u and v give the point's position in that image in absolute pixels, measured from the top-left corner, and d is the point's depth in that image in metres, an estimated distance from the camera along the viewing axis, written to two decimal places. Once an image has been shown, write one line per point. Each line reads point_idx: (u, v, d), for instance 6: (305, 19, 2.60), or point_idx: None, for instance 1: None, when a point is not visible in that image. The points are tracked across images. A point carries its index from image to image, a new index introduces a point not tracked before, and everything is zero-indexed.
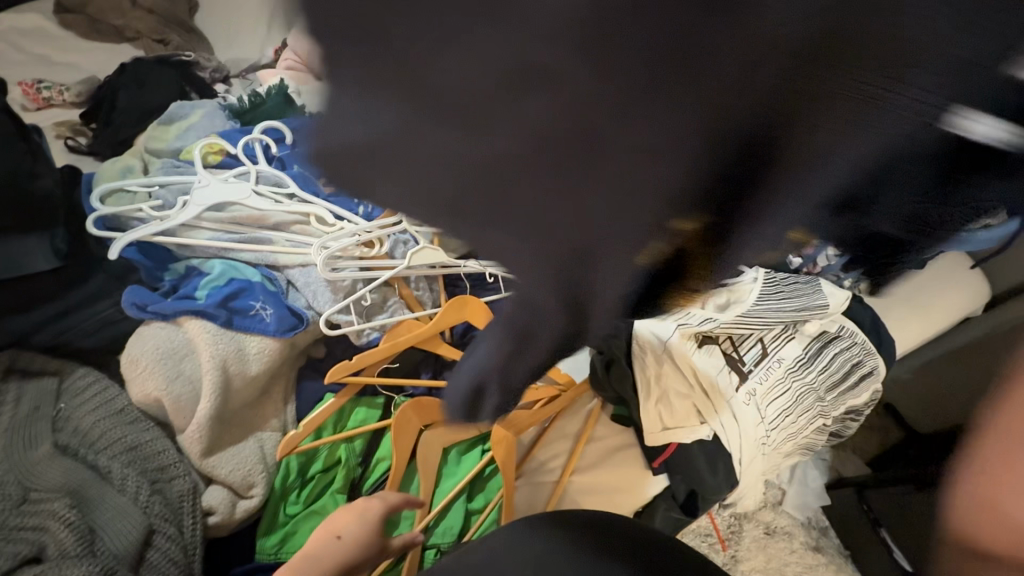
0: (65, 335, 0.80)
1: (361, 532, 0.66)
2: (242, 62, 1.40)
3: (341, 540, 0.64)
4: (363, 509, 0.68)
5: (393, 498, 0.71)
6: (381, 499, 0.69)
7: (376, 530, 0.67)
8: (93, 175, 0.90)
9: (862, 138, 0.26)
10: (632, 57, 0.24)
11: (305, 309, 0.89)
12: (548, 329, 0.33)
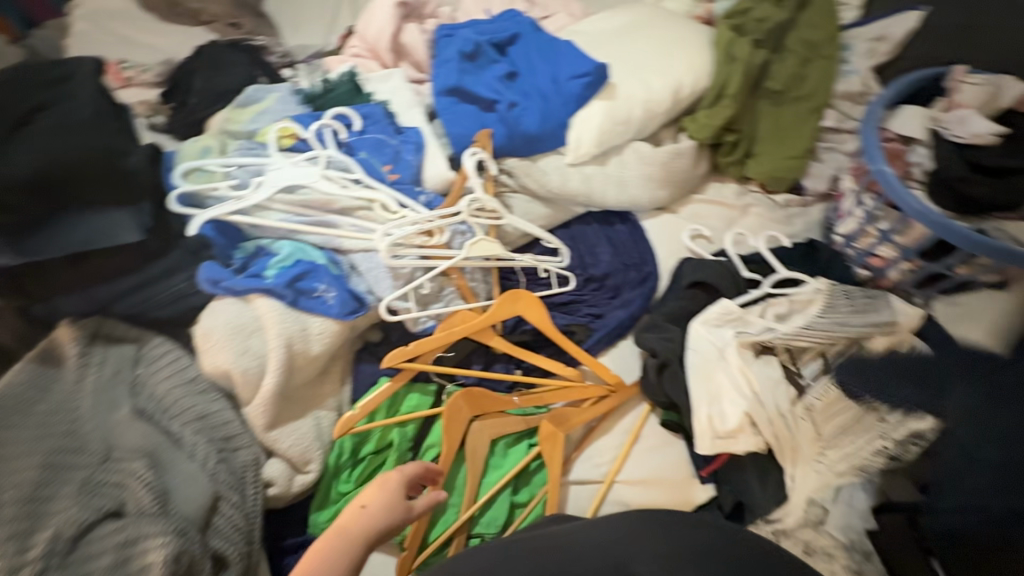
0: (145, 305, 0.83)
1: (387, 502, 0.67)
2: (308, 48, 1.43)
3: (368, 510, 0.66)
4: (384, 479, 0.69)
5: (410, 468, 0.74)
6: (397, 471, 0.71)
7: (402, 499, 0.69)
8: (174, 153, 0.93)
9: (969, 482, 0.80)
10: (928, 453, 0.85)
11: (366, 294, 0.91)
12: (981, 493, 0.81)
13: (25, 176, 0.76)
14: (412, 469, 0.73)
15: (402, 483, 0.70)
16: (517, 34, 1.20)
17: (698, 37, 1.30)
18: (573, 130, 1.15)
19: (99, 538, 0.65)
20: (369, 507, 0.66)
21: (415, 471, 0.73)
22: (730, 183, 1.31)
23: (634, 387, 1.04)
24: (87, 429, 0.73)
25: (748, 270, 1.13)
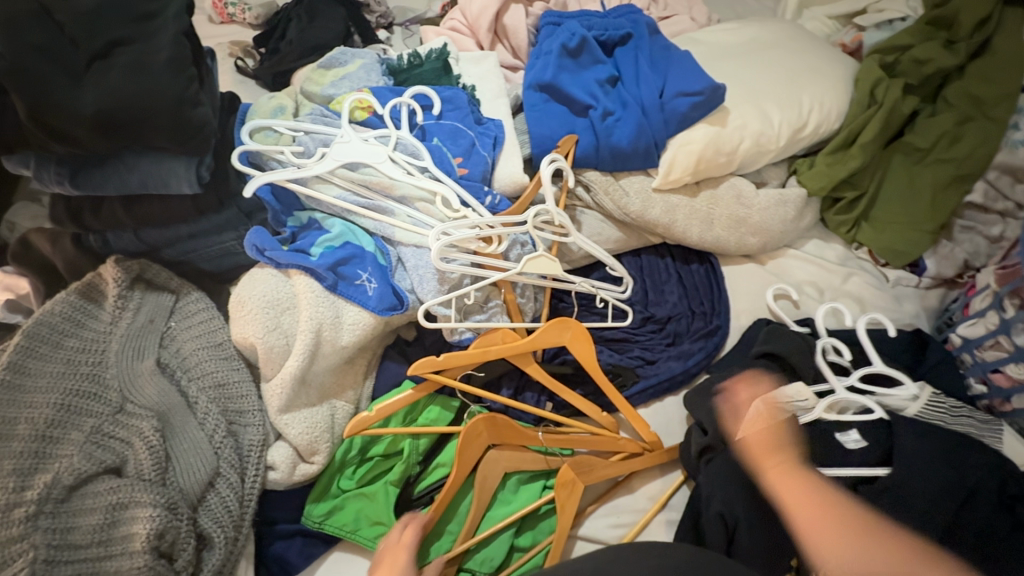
0: (190, 255, 0.85)
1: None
2: (407, 13, 1.38)
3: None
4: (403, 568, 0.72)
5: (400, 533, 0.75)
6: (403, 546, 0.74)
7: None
8: (248, 107, 0.90)
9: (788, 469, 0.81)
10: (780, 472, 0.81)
11: (407, 293, 0.86)
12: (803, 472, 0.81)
13: (89, 111, 0.66)
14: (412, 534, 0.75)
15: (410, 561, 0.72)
16: (629, 35, 1.08)
17: (836, 70, 1.13)
18: (668, 152, 1.02)
19: (93, 494, 0.65)
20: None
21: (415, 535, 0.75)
22: (834, 244, 1.14)
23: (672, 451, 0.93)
24: (108, 375, 0.72)
25: (835, 351, 0.97)
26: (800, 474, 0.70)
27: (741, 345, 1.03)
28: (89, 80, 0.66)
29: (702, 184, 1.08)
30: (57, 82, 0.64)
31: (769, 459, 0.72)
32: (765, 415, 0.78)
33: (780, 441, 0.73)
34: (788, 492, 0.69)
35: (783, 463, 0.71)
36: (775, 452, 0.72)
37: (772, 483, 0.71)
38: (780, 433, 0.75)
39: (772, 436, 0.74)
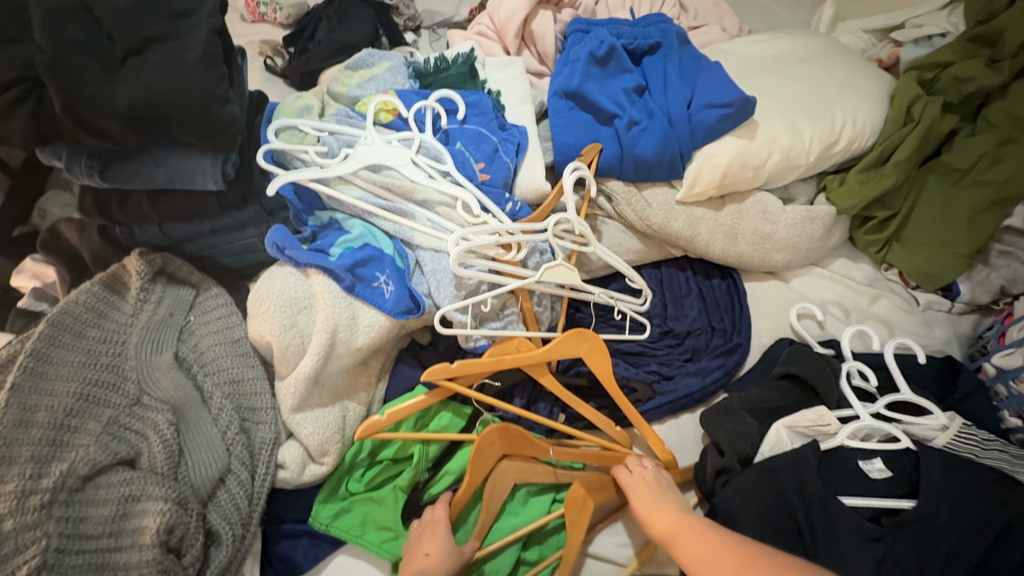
0: (212, 251, 0.86)
1: (448, 554, 0.75)
2: (436, 16, 1.38)
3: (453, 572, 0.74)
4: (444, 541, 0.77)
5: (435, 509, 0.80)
6: (437, 516, 0.79)
7: (454, 545, 0.77)
8: (274, 105, 0.90)
9: (805, 497, 0.78)
10: (798, 500, 0.78)
11: (424, 297, 0.85)
12: (823, 500, 0.77)
13: (120, 106, 0.67)
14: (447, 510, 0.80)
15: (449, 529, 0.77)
16: (659, 44, 1.07)
17: (871, 86, 1.10)
18: (693, 164, 1.00)
19: (106, 485, 0.65)
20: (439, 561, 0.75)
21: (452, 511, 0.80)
22: (863, 264, 1.11)
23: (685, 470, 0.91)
24: (126, 367, 0.73)
25: (860, 375, 0.94)
26: (677, 530, 0.71)
27: (762, 364, 1.00)
28: (122, 76, 0.67)
29: (727, 197, 1.06)
30: (91, 76, 0.65)
31: (655, 527, 0.74)
32: (637, 482, 0.81)
33: (656, 509, 0.76)
34: (677, 554, 0.70)
35: (657, 509, 0.76)
36: (659, 522, 0.74)
37: (645, 513, 0.76)
38: (659, 497, 0.78)
39: (647, 506, 0.77)
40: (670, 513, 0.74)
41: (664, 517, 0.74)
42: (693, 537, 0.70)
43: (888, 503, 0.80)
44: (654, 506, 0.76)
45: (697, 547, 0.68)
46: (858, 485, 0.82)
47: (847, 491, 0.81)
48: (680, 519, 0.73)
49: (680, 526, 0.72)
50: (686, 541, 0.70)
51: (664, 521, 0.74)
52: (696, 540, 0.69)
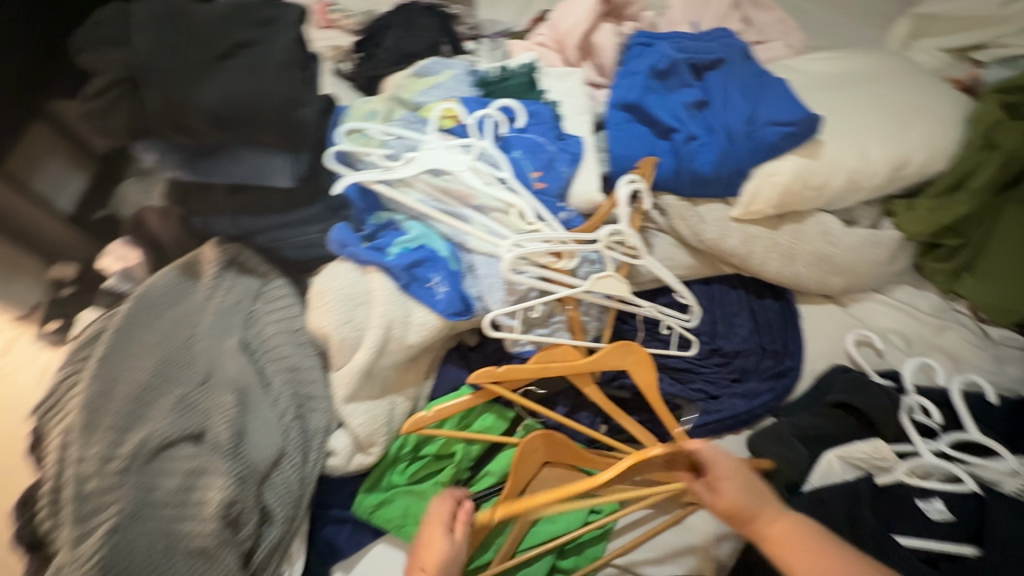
0: (279, 243, 0.88)
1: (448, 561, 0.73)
2: (497, 25, 1.42)
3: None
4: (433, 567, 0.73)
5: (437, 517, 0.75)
6: (434, 518, 0.75)
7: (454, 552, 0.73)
8: (343, 109, 0.95)
9: (858, 534, 0.75)
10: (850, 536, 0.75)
11: (475, 300, 0.87)
12: (878, 540, 0.74)
13: (210, 105, 0.71)
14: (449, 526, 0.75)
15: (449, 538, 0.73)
16: (723, 59, 1.05)
17: (947, 108, 1.05)
18: (752, 181, 0.98)
19: (175, 458, 0.70)
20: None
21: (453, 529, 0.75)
22: (929, 293, 1.06)
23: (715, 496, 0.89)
24: (197, 348, 0.78)
25: (922, 410, 0.90)
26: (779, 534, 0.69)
27: (814, 391, 0.97)
28: (210, 76, 0.72)
29: (786, 217, 1.02)
30: (187, 77, 0.70)
31: (739, 508, 0.74)
32: (727, 468, 0.77)
33: (750, 504, 0.73)
34: (769, 542, 0.70)
35: (752, 494, 0.74)
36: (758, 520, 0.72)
37: (732, 494, 0.75)
38: (746, 482, 0.75)
39: (737, 498, 0.74)
40: (767, 501, 0.73)
41: (756, 502, 0.73)
42: (788, 531, 0.69)
43: (950, 547, 0.76)
44: (748, 491, 0.74)
45: (790, 537, 0.68)
46: (918, 527, 0.78)
47: (903, 531, 0.78)
48: (775, 510, 0.72)
49: (777, 515, 0.71)
50: (784, 530, 0.69)
51: (757, 507, 0.73)
52: (792, 535, 0.69)
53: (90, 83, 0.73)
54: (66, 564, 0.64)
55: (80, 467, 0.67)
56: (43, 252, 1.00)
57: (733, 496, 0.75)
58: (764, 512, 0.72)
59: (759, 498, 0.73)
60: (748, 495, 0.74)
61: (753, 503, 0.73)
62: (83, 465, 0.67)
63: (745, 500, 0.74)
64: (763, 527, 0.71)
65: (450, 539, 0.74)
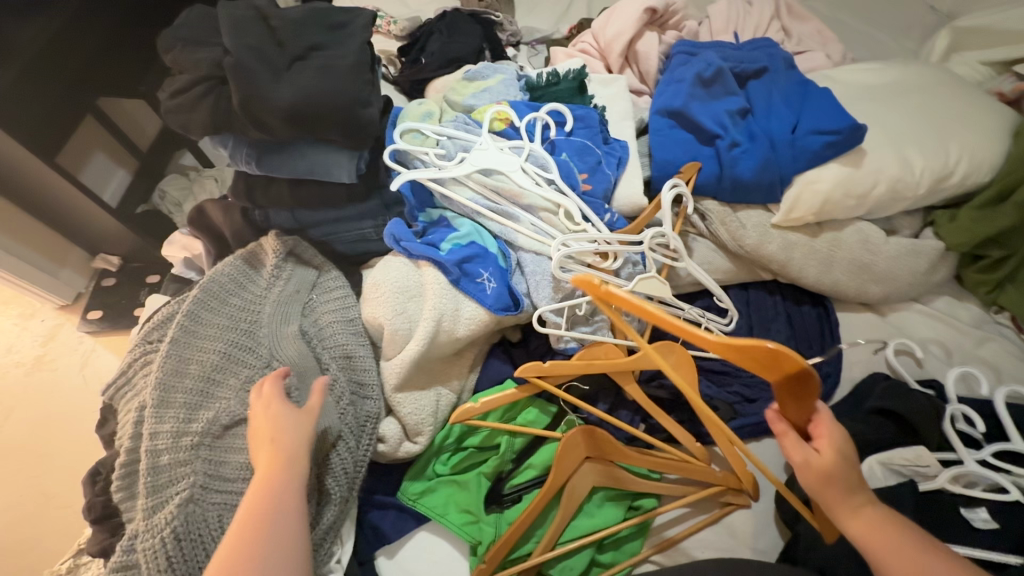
0: (331, 237, 0.94)
1: (294, 421, 0.70)
2: (536, 33, 1.45)
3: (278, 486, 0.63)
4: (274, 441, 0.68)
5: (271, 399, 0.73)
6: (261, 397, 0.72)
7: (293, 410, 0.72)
8: (399, 110, 0.99)
9: None
10: None
11: (523, 296, 0.90)
12: None
13: (284, 104, 0.75)
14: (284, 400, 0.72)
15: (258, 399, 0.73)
16: (766, 68, 1.08)
17: (991, 121, 1.05)
18: (793, 188, 1.00)
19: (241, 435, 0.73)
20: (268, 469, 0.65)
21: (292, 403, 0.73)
22: (969, 304, 1.07)
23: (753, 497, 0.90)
24: (262, 333, 0.82)
25: (965, 419, 0.89)
26: (879, 528, 0.60)
27: (853, 397, 0.96)
28: (286, 77, 0.76)
29: (825, 225, 1.04)
30: (265, 77, 0.75)
31: (829, 481, 0.61)
32: (834, 435, 0.61)
33: (852, 481, 0.60)
34: (850, 526, 0.61)
35: (852, 471, 0.60)
36: (852, 499, 0.61)
37: (833, 466, 0.60)
38: (845, 453, 0.61)
39: (839, 470, 0.60)
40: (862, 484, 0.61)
41: (853, 483, 0.60)
42: (881, 526, 0.60)
43: (999, 557, 0.75)
44: (847, 470, 0.61)
45: (883, 535, 0.59)
46: (963, 535, 0.78)
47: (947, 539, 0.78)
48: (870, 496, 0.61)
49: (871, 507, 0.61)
50: (874, 522, 0.60)
51: (849, 484, 0.61)
52: (883, 532, 0.60)
53: (175, 81, 0.78)
54: (140, 532, 0.68)
55: (154, 441, 0.71)
56: (60, 229, 1.53)
57: (833, 469, 0.60)
58: (858, 500, 0.61)
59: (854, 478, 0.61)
60: (846, 471, 0.60)
61: (851, 483, 0.61)
62: (157, 439, 0.71)
63: (844, 481, 0.60)
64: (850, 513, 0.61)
65: (286, 408, 0.71)
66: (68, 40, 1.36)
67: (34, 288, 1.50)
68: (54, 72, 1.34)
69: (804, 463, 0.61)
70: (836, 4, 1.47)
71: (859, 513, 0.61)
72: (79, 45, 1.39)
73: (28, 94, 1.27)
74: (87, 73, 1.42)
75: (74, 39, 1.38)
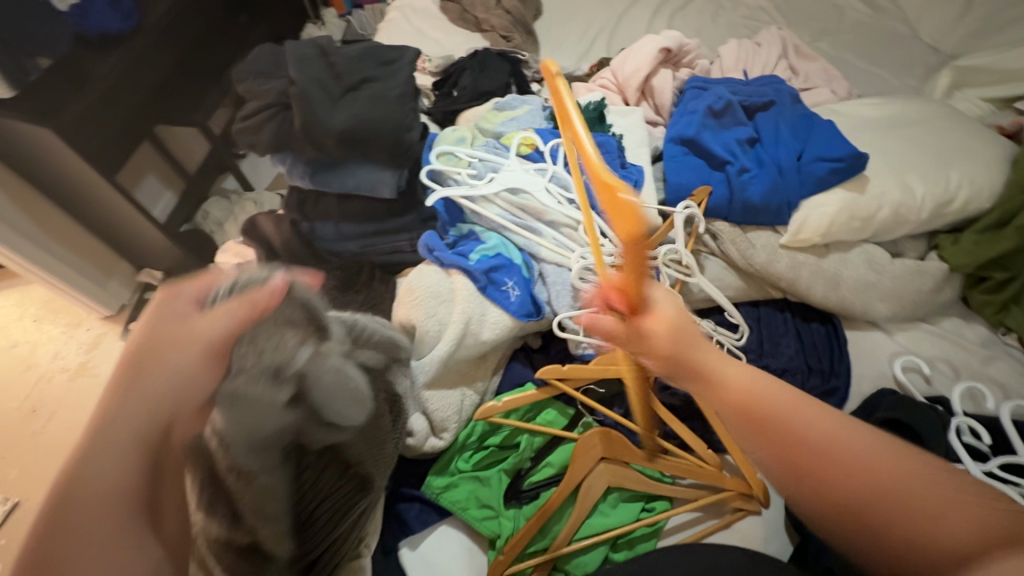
0: (369, 249, 1.03)
1: (181, 361, 0.59)
2: (559, 70, 1.56)
3: (126, 514, 0.51)
4: (115, 416, 0.54)
5: (165, 339, 0.60)
6: (165, 312, 0.62)
7: (187, 334, 0.60)
8: (435, 136, 1.10)
9: None
10: None
11: (544, 304, 0.97)
12: None
13: (338, 127, 0.86)
14: (209, 347, 0.60)
15: (170, 309, 0.62)
16: (773, 102, 1.17)
17: (989, 151, 1.11)
18: (801, 212, 1.06)
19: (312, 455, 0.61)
20: (116, 463, 0.52)
21: (219, 355, 0.60)
22: (977, 325, 1.10)
23: (762, 505, 0.92)
24: (269, 281, 0.67)
25: (971, 433, 0.92)
26: (761, 400, 0.54)
27: (862, 410, 1.00)
28: (341, 104, 0.87)
29: (832, 247, 1.10)
30: (323, 104, 0.86)
31: (670, 347, 0.58)
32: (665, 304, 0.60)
33: (689, 341, 0.58)
34: (722, 399, 0.57)
35: (698, 344, 0.58)
36: (715, 371, 0.57)
37: (668, 330, 0.58)
38: (682, 325, 0.58)
39: (674, 334, 0.58)
40: (712, 355, 0.58)
41: (702, 354, 0.58)
42: (759, 391, 0.55)
43: None
44: (683, 325, 0.59)
45: (760, 403, 0.54)
46: None
47: None
48: (729, 365, 0.58)
49: (740, 374, 0.57)
50: (751, 388, 0.56)
51: (698, 351, 0.58)
52: (766, 408, 0.54)
53: (244, 108, 0.90)
54: None
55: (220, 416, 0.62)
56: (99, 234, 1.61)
57: (667, 330, 0.58)
58: (710, 364, 0.58)
59: (700, 343, 0.59)
60: (684, 335, 0.58)
61: (701, 352, 0.58)
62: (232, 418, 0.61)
63: (694, 347, 0.58)
64: (719, 387, 0.57)
65: (186, 336, 0.60)
66: (135, 73, 1.52)
67: (85, 298, 1.62)
68: (121, 102, 1.49)
69: (643, 341, 0.58)
70: (842, 45, 1.58)
71: (724, 380, 0.57)
72: (143, 78, 1.55)
73: (96, 122, 1.42)
74: (147, 103, 1.58)
75: (140, 74, 1.54)
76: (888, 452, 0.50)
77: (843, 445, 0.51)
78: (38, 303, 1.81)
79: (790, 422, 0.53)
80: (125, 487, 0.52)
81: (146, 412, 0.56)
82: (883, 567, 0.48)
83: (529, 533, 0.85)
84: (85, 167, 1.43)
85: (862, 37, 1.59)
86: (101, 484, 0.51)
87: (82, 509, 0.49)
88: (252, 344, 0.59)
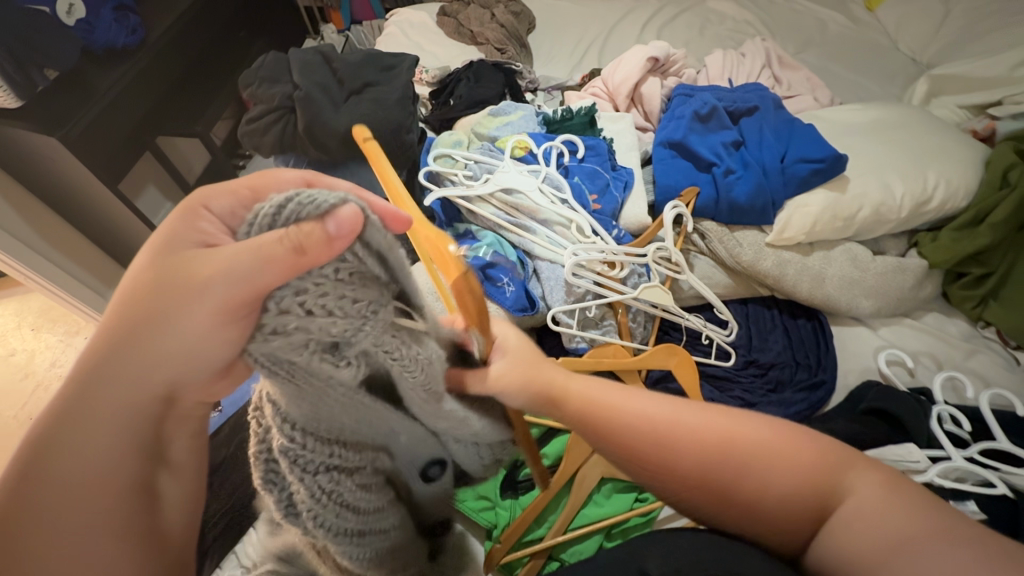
0: None
1: (182, 314, 0.47)
2: (552, 80, 1.62)
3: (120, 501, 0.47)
4: (98, 380, 0.48)
5: (166, 279, 0.47)
6: (176, 235, 0.49)
7: (190, 277, 0.47)
8: (433, 140, 1.15)
9: None
10: None
11: (538, 300, 1.00)
12: None
13: (340, 129, 0.90)
14: (226, 302, 0.45)
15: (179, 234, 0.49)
16: (756, 107, 1.22)
17: (964, 153, 1.16)
18: (785, 211, 1.11)
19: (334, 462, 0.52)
20: (99, 445, 0.47)
21: (237, 315, 0.46)
22: (958, 320, 1.14)
23: None
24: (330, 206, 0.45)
25: (952, 421, 0.95)
26: (634, 415, 0.54)
27: (848, 402, 1.02)
28: (343, 108, 0.92)
29: (815, 245, 1.14)
30: (327, 107, 0.90)
31: (534, 377, 0.57)
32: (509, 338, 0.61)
33: (549, 368, 0.58)
34: (600, 422, 0.55)
35: (558, 371, 0.58)
36: (585, 393, 0.57)
37: (526, 363, 0.58)
38: (530, 357, 0.59)
39: (526, 366, 0.58)
40: (581, 380, 0.58)
41: (569, 379, 0.58)
42: (634, 406, 0.55)
43: None
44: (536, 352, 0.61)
45: (637, 421, 0.54)
46: None
47: None
48: (599, 388, 0.57)
49: (611, 393, 0.57)
50: (621, 403, 0.56)
51: (564, 376, 0.58)
52: (645, 425, 0.54)
53: (250, 111, 0.94)
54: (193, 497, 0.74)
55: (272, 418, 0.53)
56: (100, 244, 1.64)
57: (525, 363, 0.58)
58: (579, 385, 0.57)
59: (564, 371, 0.59)
60: (545, 364, 0.59)
61: (569, 377, 0.58)
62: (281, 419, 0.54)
63: (558, 370, 0.59)
64: (596, 411, 0.56)
65: (194, 279, 0.47)
66: (141, 86, 1.56)
67: (85, 306, 1.64)
68: (126, 113, 1.53)
69: (493, 384, 0.57)
70: (824, 56, 1.64)
71: (597, 401, 0.56)
72: (148, 91, 1.59)
73: (101, 133, 1.45)
74: (152, 115, 1.63)
75: (145, 87, 1.59)
76: (714, 416, 0.54)
77: (680, 424, 0.53)
78: (36, 313, 1.83)
79: (669, 433, 0.53)
80: (110, 471, 0.47)
81: (136, 377, 0.48)
82: (737, 524, 0.52)
83: (524, 522, 0.87)
84: (90, 178, 1.46)
85: (843, 49, 1.66)
86: (79, 473, 0.46)
87: (53, 498, 0.45)
88: (300, 296, 0.45)
